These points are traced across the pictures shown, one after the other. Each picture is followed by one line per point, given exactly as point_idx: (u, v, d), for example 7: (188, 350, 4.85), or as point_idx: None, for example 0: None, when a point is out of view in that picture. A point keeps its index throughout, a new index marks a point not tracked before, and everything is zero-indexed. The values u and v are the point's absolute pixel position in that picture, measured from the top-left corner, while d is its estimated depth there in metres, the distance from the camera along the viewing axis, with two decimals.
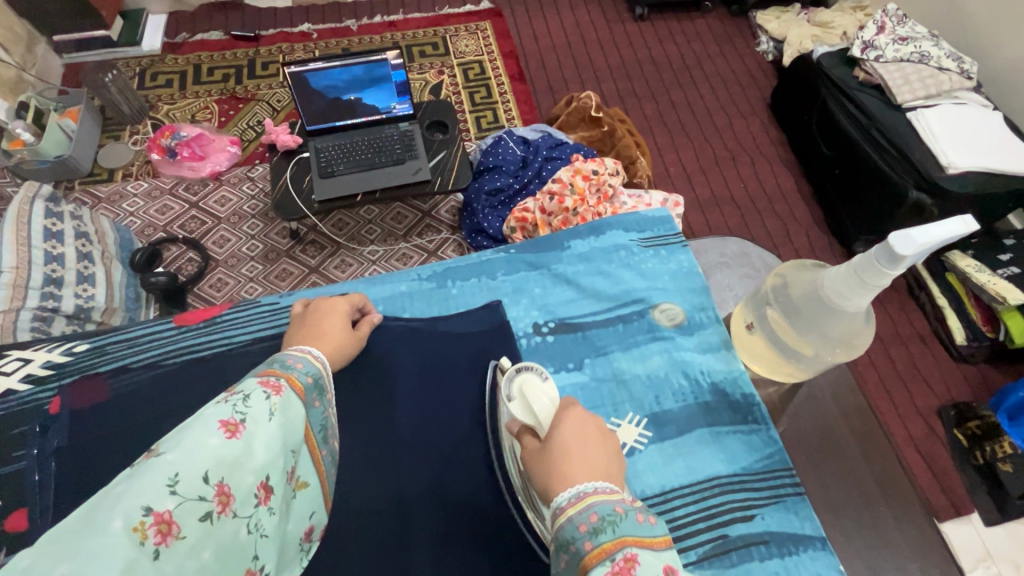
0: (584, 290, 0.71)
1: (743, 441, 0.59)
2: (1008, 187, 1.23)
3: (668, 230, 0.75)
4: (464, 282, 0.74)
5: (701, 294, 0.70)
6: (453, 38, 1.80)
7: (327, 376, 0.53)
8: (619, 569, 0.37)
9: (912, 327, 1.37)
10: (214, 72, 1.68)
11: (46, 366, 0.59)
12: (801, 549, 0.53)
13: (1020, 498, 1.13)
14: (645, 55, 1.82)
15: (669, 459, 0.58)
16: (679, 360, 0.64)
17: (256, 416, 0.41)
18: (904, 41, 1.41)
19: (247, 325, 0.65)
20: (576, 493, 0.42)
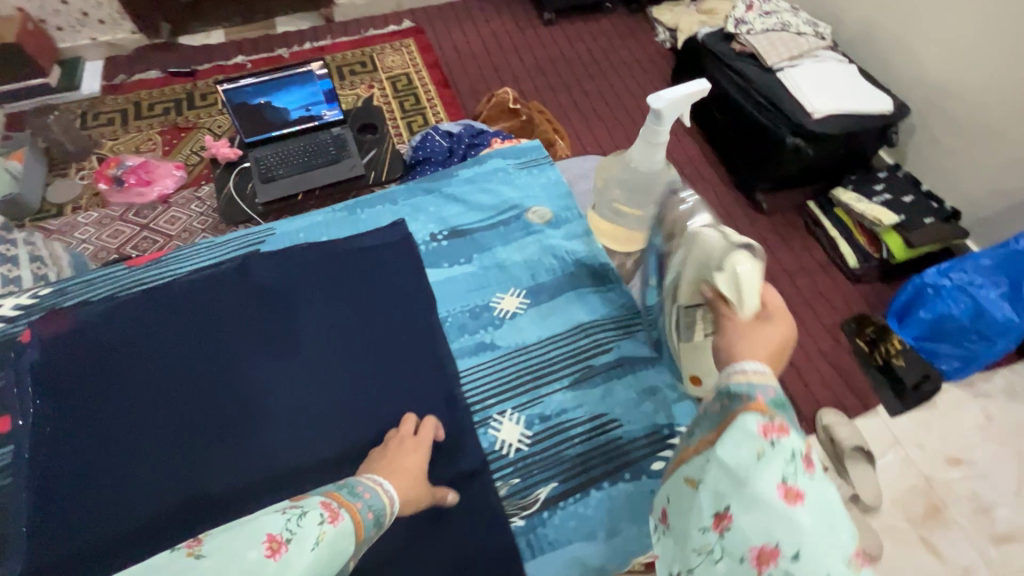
0: (470, 205, 0.79)
1: (601, 297, 0.70)
2: (867, 123, 1.42)
3: (540, 153, 0.85)
4: (371, 209, 0.79)
5: (567, 198, 0.80)
6: (380, 56, 1.95)
7: (391, 516, 0.52)
8: (769, 426, 0.47)
9: (813, 258, 1.54)
10: (155, 107, 1.78)
11: (16, 307, 0.69)
12: (648, 367, 0.65)
13: (914, 387, 1.30)
14: (557, 54, 2.01)
15: (545, 318, 0.69)
16: (549, 245, 0.74)
17: (301, 540, 0.44)
18: (768, 15, 1.62)
19: (185, 258, 0.74)
20: (752, 366, 0.50)
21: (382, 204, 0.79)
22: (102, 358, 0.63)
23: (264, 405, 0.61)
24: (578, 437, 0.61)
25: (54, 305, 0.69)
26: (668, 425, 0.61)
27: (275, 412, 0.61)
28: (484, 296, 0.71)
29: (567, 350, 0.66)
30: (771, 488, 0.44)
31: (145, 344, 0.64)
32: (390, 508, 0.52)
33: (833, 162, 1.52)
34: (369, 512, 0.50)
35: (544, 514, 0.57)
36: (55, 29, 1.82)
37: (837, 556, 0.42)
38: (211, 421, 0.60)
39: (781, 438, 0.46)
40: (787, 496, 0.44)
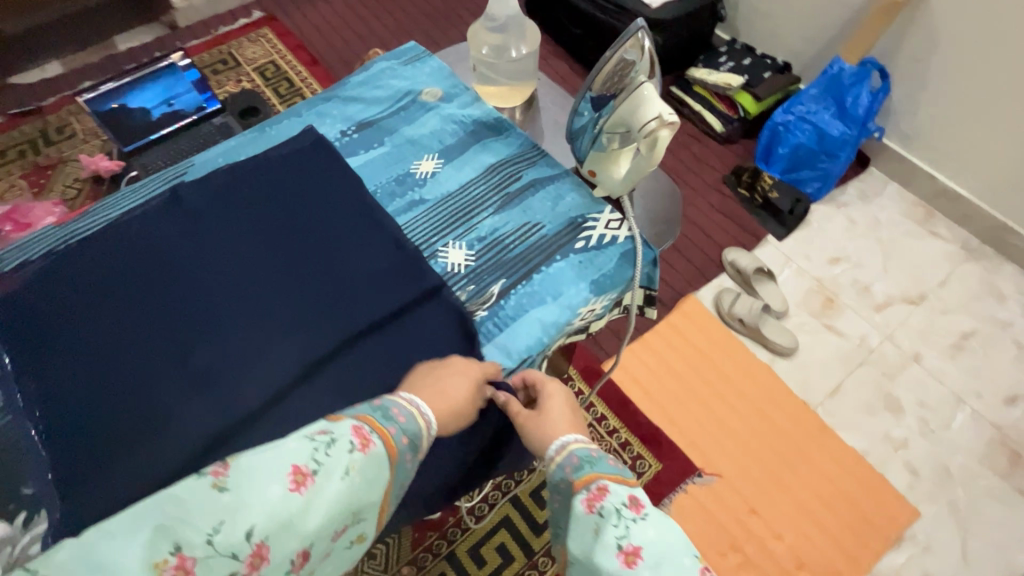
0: (368, 101, 0.75)
1: (501, 142, 0.71)
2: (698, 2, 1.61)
3: (417, 47, 0.82)
4: (276, 122, 0.74)
5: (455, 76, 0.78)
6: (239, 50, 1.91)
7: (427, 436, 0.48)
8: (592, 497, 0.43)
9: (687, 133, 1.73)
10: (6, 153, 1.65)
11: None
12: (558, 181, 0.68)
13: (790, 212, 1.53)
14: (416, 12, 2.06)
15: (461, 169, 0.69)
16: (446, 114, 0.73)
17: (330, 471, 0.39)
18: None
19: (110, 202, 0.67)
20: (561, 444, 0.49)
21: (288, 116, 0.74)
22: (47, 312, 0.56)
23: (190, 313, 0.56)
24: (513, 242, 0.63)
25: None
26: (582, 215, 0.65)
27: (210, 318, 0.56)
28: (400, 170, 0.69)
29: (485, 187, 0.67)
30: (609, 558, 0.38)
31: (75, 285, 0.58)
32: (426, 431, 0.48)
33: (680, 46, 1.71)
34: (402, 436, 0.46)
35: (501, 302, 0.59)
36: None
37: None
38: (145, 344, 0.55)
39: (604, 501, 0.42)
40: (625, 561, 0.38)
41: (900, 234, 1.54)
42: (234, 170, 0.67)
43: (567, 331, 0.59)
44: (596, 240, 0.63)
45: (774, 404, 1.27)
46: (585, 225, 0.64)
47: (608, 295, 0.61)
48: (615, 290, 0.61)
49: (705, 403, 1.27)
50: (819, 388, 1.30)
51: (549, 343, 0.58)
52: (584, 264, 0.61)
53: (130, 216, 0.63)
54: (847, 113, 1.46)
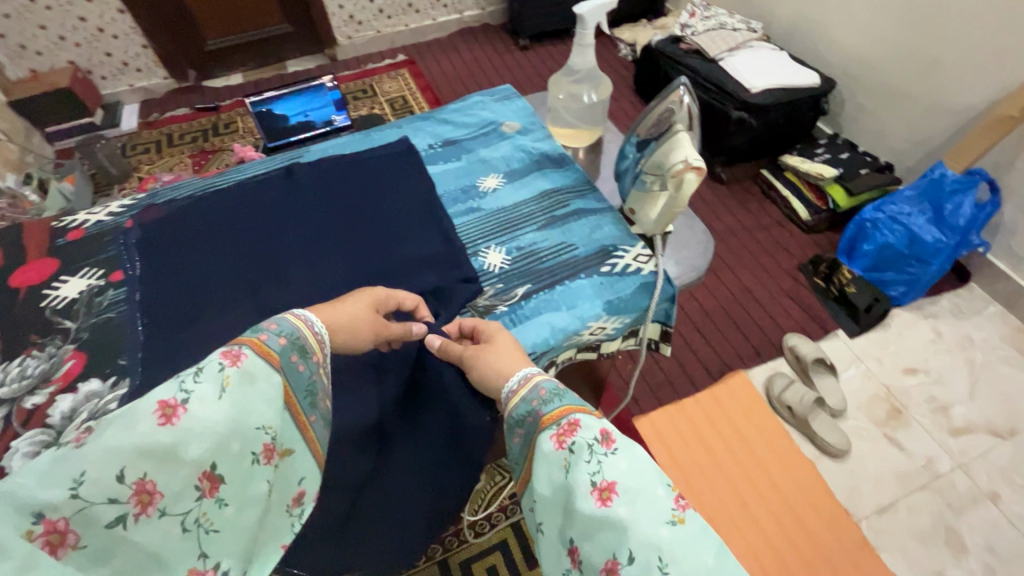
0: (457, 123, 0.88)
1: (560, 172, 0.81)
2: (798, 93, 1.66)
3: (510, 89, 0.95)
4: (381, 130, 0.89)
5: (535, 115, 0.90)
6: (379, 84, 2.24)
7: (309, 339, 0.51)
8: (562, 434, 0.47)
9: (770, 216, 1.74)
10: (184, 137, 2.04)
11: (120, 207, 0.79)
12: (601, 213, 0.75)
13: (867, 310, 1.46)
14: (533, 73, 2.30)
15: (518, 189, 0.79)
16: (518, 144, 0.85)
17: (201, 396, 0.41)
18: (709, 18, 1.90)
19: (240, 171, 0.86)
20: (525, 379, 0.54)
21: (391, 126, 0.89)
22: (178, 237, 0.73)
23: (277, 258, 0.70)
24: (547, 255, 0.71)
25: (147, 203, 0.79)
26: (615, 244, 0.71)
27: (287, 265, 0.69)
28: (467, 182, 0.80)
29: (534, 207, 0.76)
30: (586, 498, 0.42)
31: (202, 222, 0.75)
32: (306, 334, 0.51)
33: (776, 133, 1.75)
34: (279, 341, 0.48)
35: (521, 302, 0.66)
36: (99, 78, 2.10)
37: (658, 523, 0.39)
38: (240, 276, 0.68)
39: (575, 437, 0.46)
40: (600, 497, 0.41)
41: (995, 359, 1.40)
42: (339, 160, 0.82)
43: (574, 339, 0.64)
44: (620, 268, 0.69)
45: (810, 505, 1.17)
46: (614, 253, 0.70)
47: (619, 317, 0.66)
48: (627, 314, 0.67)
49: (733, 484, 1.20)
50: (866, 501, 1.20)
51: (555, 345, 0.63)
52: (605, 285, 0.67)
53: (257, 180, 0.80)
54: (944, 220, 1.39)
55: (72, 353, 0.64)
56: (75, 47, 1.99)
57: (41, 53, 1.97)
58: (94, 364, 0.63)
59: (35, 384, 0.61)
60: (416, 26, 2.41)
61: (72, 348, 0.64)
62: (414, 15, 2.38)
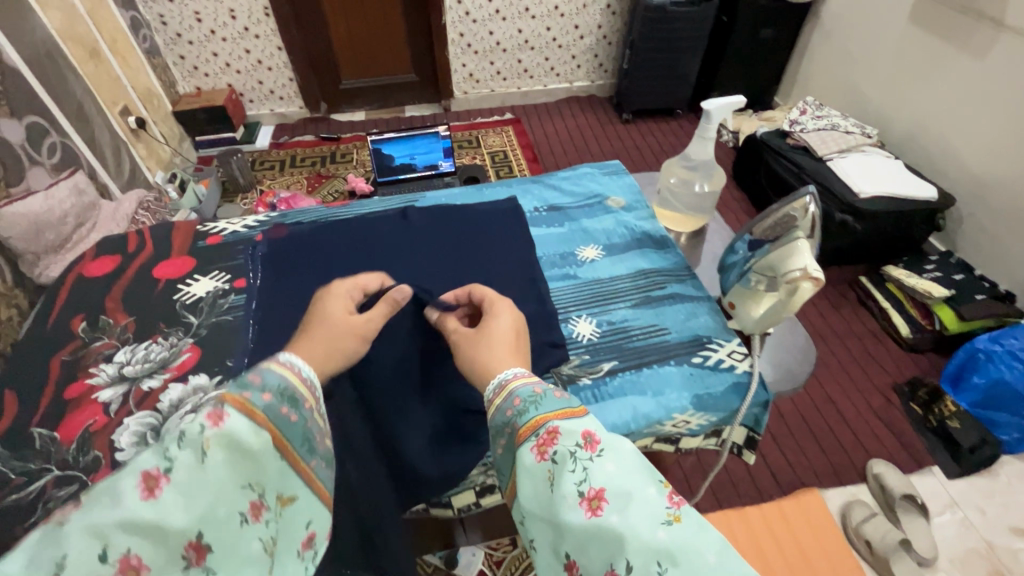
0: (563, 191, 0.92)
1: (661, 254, 0.81)
2: (913, 205, 1.58)
3: (619, 165, 0.99)
4: (491, 187, 0.95)
5: (640, 193, 0.92)
6: (484, 137, 2.39)
7: (300, 382, 0.49)
8: (543, 447, 0.47)
9: (865, 326, 1.64)
10: (305, 160, 2.27)
11: (254, 221, 0.87)
12: (698, 302, 0.74)
13: (971, 450, 1.30)
14: (631, 146, 2.37)
15: (616, 264, 0.79)
16: (622, 220, 0.86)
17: (182, 464, 0.38)
18: (821, 118, 1.89)
19: (360, 207, 0.94)
20: (500, 385, 0.54)
21: (502, 185, 0.94)
22: (298, 259, 0.80)
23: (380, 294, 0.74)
24: (637, 335, 0.70)
25: (278, 221, 0.87)
26: (708, 336, 0.70)
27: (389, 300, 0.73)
28: (566, 249, 0.82)
29: (630, 284, 0.77)
30: (575, 510, 0.42)
31: (321, 248, 0.81)
32: (290, 376, 0.48)
33: (882, 241, 1.67)
34: (264, 392, 0.45)
35: (606, 378, 0.66)
36: (248, 100, 2.39)
37: (653, 527, 0.40)
38: None
39: (557, 448, 0.46)
40: (590, 507, 0.42)
41: None
42: (450, 210, 0.88)
43: (656, 428, 0.62)
44: (713, 362, 0.67)
45: None
46: (705, 345, 0.69)
47: (706, 414, 0.63)
48: (715, 413, 0.64)
49: None
50: None
51: (635, 431, 0.61)
52: (694, 377, 0.65)
53: (373, 218, 0.87)
54: None
55: (189, 347, 0.69)
56: (236, 73, 2.29)
57: (208, 74, 2.28)
58: (205, 361, 0.68)
59: (154, 368, 0.67)
60: (527, 89, 2.58)
61: (189, 342, 0.70)
62: (527, 79, 2.55)
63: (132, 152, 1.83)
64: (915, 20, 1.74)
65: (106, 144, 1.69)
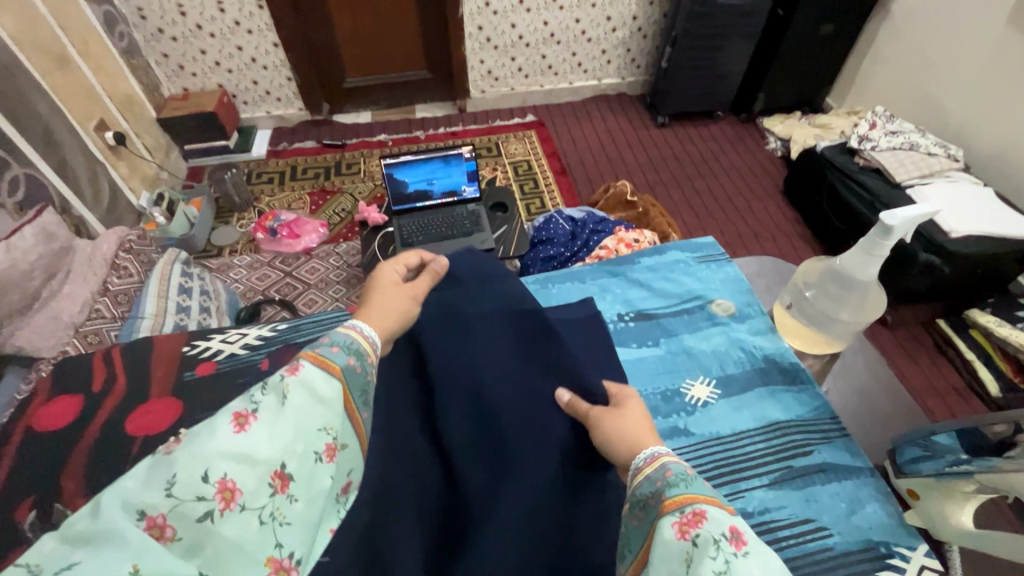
0: (654, 290, 0.89)
1: (796, 397, 0.75)
2: (1009, 247, 1.38)
3: (712, 248, 0.96)
4: (560, 286, 0.91)
5: (747, 294, 0.89)
6: (504, 143, 2.15)
7: (367, 345, 0.55)
8: (686, 523, 0.44)
9: (946, 381, 1.45)
10: (307, 171, 2.03)
11: (257, 336, 0.69)
12: (852, 476, 0.68)
13: None
14: (669, 153, 2.13)
15: (737, 410, 0.74)
16: (736, 338, 0.82)
17: (266, 404, 0.44)
18: (895, 134, 1.66)
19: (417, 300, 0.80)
20: (651, 455, 0.53)
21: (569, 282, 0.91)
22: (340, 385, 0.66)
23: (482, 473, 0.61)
24: (787, 539, 0.62)
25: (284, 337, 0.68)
26: (885, 541, 0.62)
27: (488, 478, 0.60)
28: (674, 381, 0.78)
29: (762, 446, 0.70)
30: None
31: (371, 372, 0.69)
32: (361, 341, 0.55)
33: (969, 282, 1.47)
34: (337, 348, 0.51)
35: None
36: (241, 102, 2.14)
37: None
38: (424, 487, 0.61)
39: (700, 528, 0.43)
40: None
41: None
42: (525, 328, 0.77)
43: None
44: None
45: None
46: (888, 562, 0.60)
47: None
48: None
49: None
50: None
51: None
52: None
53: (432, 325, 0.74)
54: None
55: None
56: (227, 72, 2.04)
57: (196, 74, 2.02)
58: None
59: None
60: (551, 88, 2.32)
61: None
62: (552, 77, 2.29)
63: (111, 173, 1.60)
64: (1014, 23, 1.50)
65: (79, 169, 1.47)
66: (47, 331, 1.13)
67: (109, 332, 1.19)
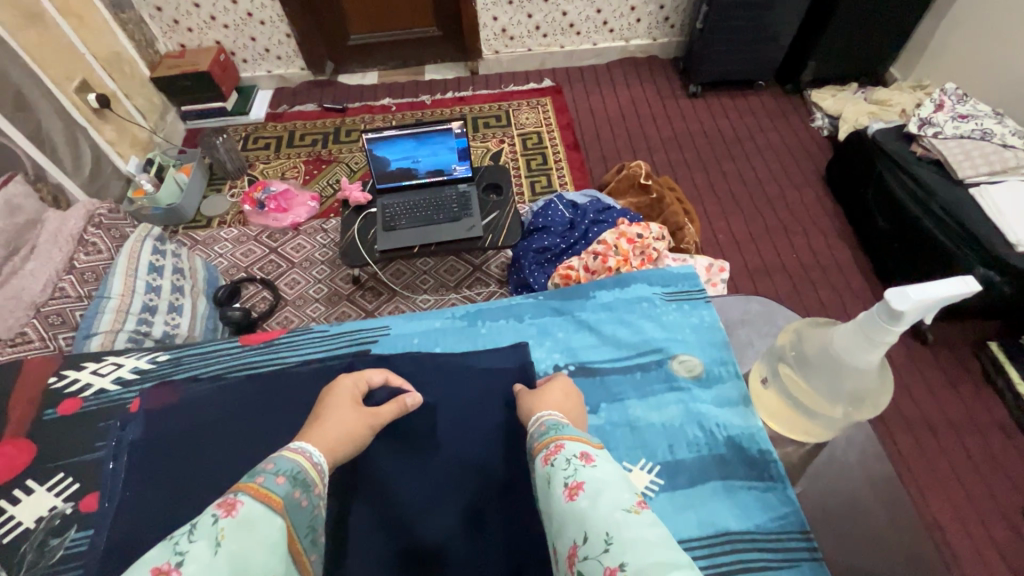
0: (604, 338, 0.78)
1: (756, 498, 0.63)
2: None
3: (688, 286, 0.84)
4: (493, 323, 0.82)
5: (721, 348, 0.76)
6: (515, 111, 1.97)
7: (313, 471, 0.48)
8: (551, 453, 0.50)
9: (990, 415, 1.26)
10: (305, 138, 1.93)
11: (134, 370, 0.71)
12: None
13: None
14: (697, 129, 1.90)
15: (680, 511, 0.62)
16: (695, 411, 0.70)
17: (194, 557, 0.36)
18: (964, 119, 1.40)
19: (306, 334, 0.76)
20: (535, 417, 0.58)
21: (510, 319, 0.82)
22: (197, 439, 0.63)
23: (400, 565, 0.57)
24: None
25: (165, 374, 0.71)
26: None
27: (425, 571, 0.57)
28: None
29: (704, 563, 0.58)
30: (560, 497, 0.45)
31: (236, 413, 0.66)
32: (307, 463, 0.48)
33: None
34: (280, 479, 0.45)
35: None
36: (241, 60, 2.03)
37: (615, 510, 0.41)
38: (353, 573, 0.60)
39: (559, 453, 0.49)
40: (569, 495, 0.44)
41: None
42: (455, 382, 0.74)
43: None
44: None
45: None
46: None
47: None
48: None
49: None
50: None
51: None
52: None
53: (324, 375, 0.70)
54: None
55: None
56: (223, 27, 1.93)
57: (192, 30, 1.92)
58: None
59: None
60: (572, 49, 2.10)
61: None
62: (573, 36, 2.07)
63: (95, 138, 1.54)
64: None
65: (57, 133, 1.41)
66: (5, 312, 1.09)
67: (73, 312, 1.16)
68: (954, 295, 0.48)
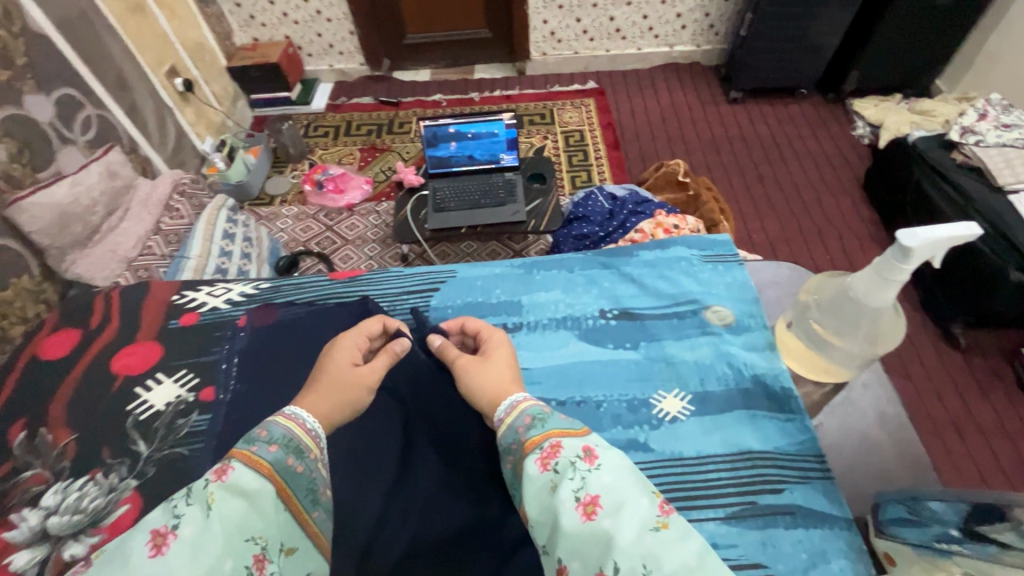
0: (646, 288, 0.85)
1: (778, 427, 0.70)
2: None
3: (726, 248, 0.90)
4: (547, 272, 0.89)
5: (751, 303, 0.82)
6: (559, 111, 2.06)
7: (307, 438, 0.52)
8: (546, 456, 0.50)
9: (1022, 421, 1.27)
10: (361, 127, 2.06)
11: (241, 294, 0.82)
12: (826, 525, 0.62)
13: None
14: (736, 133, 1.95)
15: (708, 433, 0.70)
16: (725, 352, 0.77)
17: (189, 519, 0.42)
18: (1008, 128, 1.42)
19: (383, 274, 0.86)
20: (511, 404, 0.57)
21: (560, 271, 0.89)
22: (293, 352, 0.74)
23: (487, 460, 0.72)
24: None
25: (266, 299, 0.82)
26: None
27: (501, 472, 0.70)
28: (646, 390, 0.74)
29: (725, 476, 0.66)
30: (570, 513, 0.45)
31: (323, 333, 0.76)
32: (301, 431, 0.52)
33: None
34: (274, 448, 0.49)
35: None
36: (306, 54, 2.19)
37: (642, 533, 0.42)
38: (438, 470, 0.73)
39: (558, 457, 0.49)
40: (584, 512, 0.44)
41: None
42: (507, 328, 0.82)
43: None
44: None
45: None
46: None
47: None
48: None
49: None
50: None
51: None
52: None
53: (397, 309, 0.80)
54: None
55: (132, 489, 0.63)
56: (293, 24, 2.09)
57: (266, 25, 2.09)
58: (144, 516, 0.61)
59: (84, 526, 0.61)
60: (617, 53, 2.18)
61: (131, 488, 0.63)
62: (619, 41, 2.15)
63: (178, 118, 1.71)
64: None
65: (149, 112, 1.57)
66: (103, 263, 1.23)
67: (157, 268, 1.27)
68: (957, 235, 0.55)
